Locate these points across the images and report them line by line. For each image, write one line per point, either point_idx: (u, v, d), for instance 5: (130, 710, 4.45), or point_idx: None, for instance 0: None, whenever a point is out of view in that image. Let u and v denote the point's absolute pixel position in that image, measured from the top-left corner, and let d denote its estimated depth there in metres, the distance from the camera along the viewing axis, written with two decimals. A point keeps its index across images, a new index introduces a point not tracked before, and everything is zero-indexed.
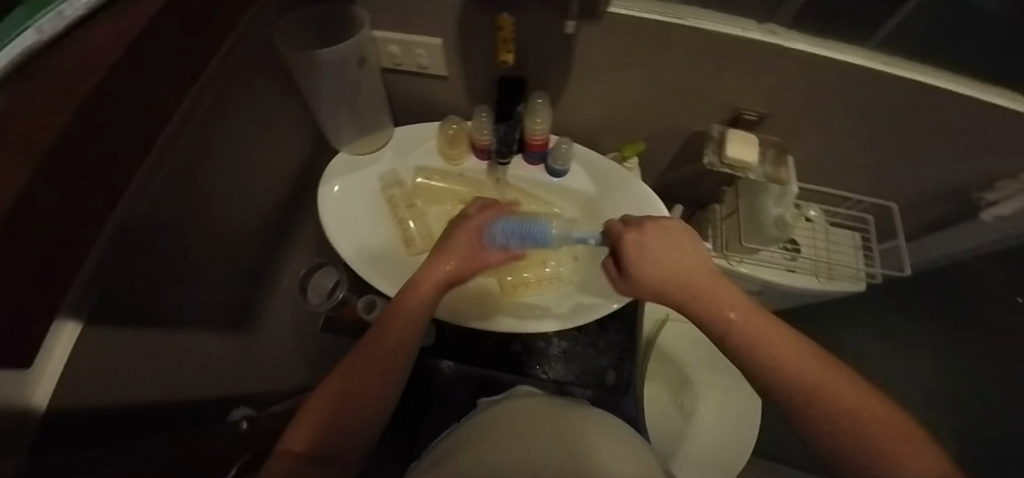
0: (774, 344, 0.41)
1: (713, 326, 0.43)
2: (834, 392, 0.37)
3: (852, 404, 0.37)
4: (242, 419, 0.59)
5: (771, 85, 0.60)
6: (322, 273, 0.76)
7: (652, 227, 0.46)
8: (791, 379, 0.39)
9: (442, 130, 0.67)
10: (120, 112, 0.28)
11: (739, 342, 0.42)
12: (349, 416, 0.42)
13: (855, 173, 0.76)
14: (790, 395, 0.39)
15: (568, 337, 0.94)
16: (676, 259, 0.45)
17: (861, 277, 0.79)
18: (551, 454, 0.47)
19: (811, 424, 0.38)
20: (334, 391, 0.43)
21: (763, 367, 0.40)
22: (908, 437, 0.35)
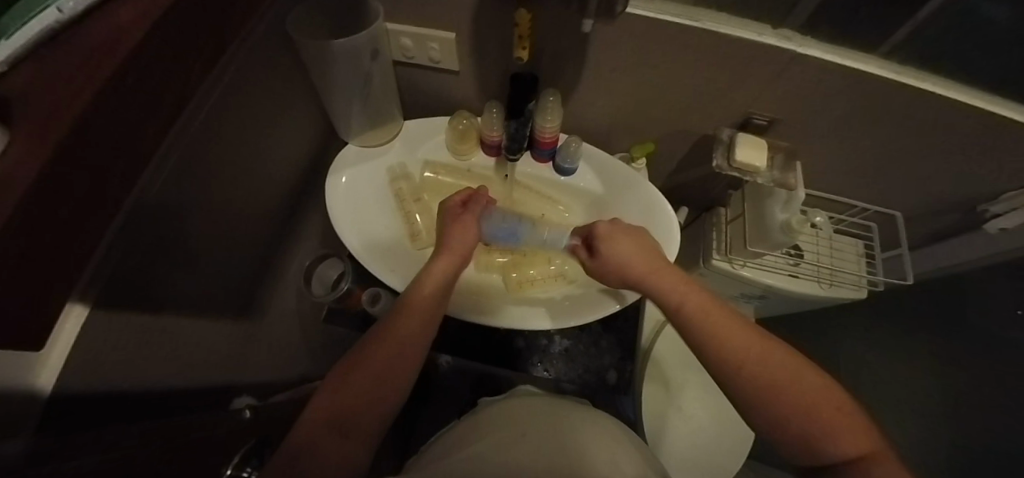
0: (718, 320, 0.44)
1: (668, 306, 0.48)
2: (770, 364, 0.40)
3: (796, 384, 0.38)
4: (245, 408, 0.57)
5: (783, 90, 0.60)
6: (327, 263, 0.76)
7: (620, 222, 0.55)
8: (729, 350, 0.42)
9: (451, 125, 0.67)
10: (140, 95, 0.28)
11: (686, 316, 0.46)
12: (371, 394, 0.42)
13: (861, 181, 0.76)
14: (727, 364, 0.41)
15: (571, 336, 0.97)
16: (637, 247, 0.53)
17: (863, 284, 0.80)
18: (545, 455, 0.46)
19: (748, 395, 0.40)
20: (353, 369, 0.43)
21: (707, 339, 0.43)
22: (839, 413, 0.37)
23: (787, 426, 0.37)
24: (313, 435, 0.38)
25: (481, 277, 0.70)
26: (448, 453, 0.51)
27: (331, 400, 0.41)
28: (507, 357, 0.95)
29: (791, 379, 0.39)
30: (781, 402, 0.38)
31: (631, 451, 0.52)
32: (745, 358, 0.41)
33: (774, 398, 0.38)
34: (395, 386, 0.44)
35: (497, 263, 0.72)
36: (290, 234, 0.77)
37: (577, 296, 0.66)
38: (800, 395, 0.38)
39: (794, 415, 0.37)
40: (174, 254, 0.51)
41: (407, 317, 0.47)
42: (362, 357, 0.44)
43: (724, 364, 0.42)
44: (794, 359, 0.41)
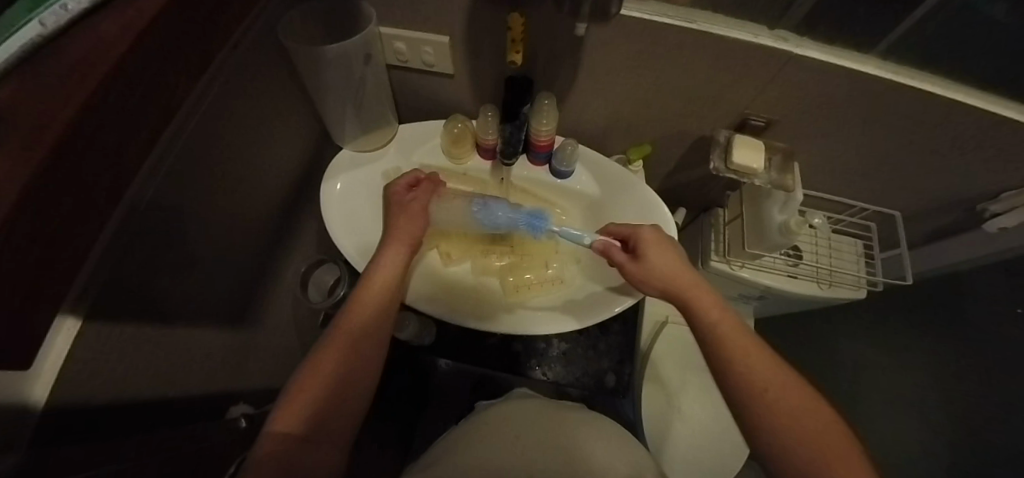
0: (752, 352, 0.45)
1: (703, 328, 0.48)
2: (796, 407, 0.41)
3: (815, 428, 0.40)
4: (241, 417, 0.61)
5: (779, 92, 0.59)
6: (323, 269, 0.76)
7: (655, 232, 0.54)
8: (760, 384, 0.43)
9: (446, 129, 0.66)
10: (125, 107, 0.28)
11: (725, 341, 0.46)
12: (336, 394, 0.42)
13: (859, 181, 0.76)
14: (753, 400, 0.43)
15: (569, 339, 0.98)
16: (675, 259, 0.52)
17: (862, 284, 0.79)
18: (538, 459, 0.46)
19: (771, 430, 0.41)
20: (314, 373, 0.43)
21: (738, 368, 0.44)
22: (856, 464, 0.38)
23: (799, 467, 0.39)
24: (282, 443, 0.38)
25: (479, 281, 0.70)
26: (444, 453, 0.51)
27: (296, 407, 0.41)
28: (507, 360, 0.95)
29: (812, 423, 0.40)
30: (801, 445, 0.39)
31: (629, 450, 0.52)
32: (772, 397, 0.42)
33: (794, 438, 0.40)
34: (358, 382, 0.44)
35: (494, 266, 0.70)
36: (285, 240, 0.77)
37: (577, 300, 0.67)
38: (819, 439, 0.39)
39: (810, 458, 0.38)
40: (169, 263, 0.51)
41: (361, 312, 0.47)
42: (323, 360, 0.43)
43: (748, 397, 0.43)
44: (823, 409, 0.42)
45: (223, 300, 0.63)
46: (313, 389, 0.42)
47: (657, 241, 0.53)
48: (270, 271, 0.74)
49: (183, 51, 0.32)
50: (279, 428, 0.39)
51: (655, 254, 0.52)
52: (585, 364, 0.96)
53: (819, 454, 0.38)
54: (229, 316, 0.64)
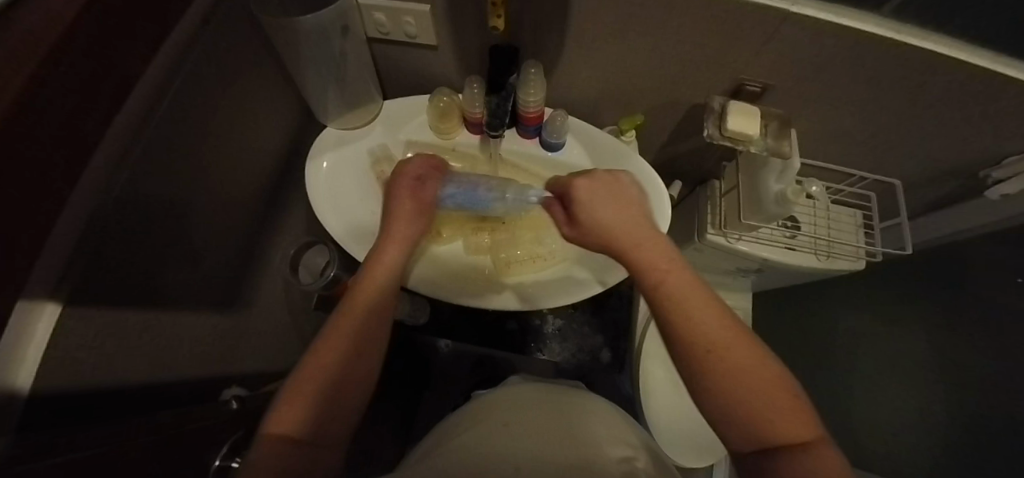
0: (692, 301, 0.39)
1: (647, 282, 0.41)
2: (732, 359, 0.36)
3: (764, 382, 0.35)
4: (233, 399, 0.59)
5: (775, 56, 0.56)
6: (313, 252, 0.78)
7: (590, 182, 0.47)
8: (697, 337, 0.37)
9: (432, 103, 0.64)
10: (77, 78, 0.27)
11: (661, 298, 0.40)
12: (337, 393, 0.39)
13: (861, 148, 0.74)
14: (693, 353, 0.37)
15: (564, 315, 0.99)
16: (619, 214, 0.46)
17: (862, 255, 0.78)
18: (518, 445, 0.44)
19: (712, 385, 0.36)
20: (313, 374, 0.38)
21: (674, 326, 0.38)
22: (794, 407, 0.34)
23: (741, 424, 0.34)
24: (286, 448, 0.34)
25: (471, 259, 0.69)
26: (436, 445, 0.49)
27: (299, 406, 0.36)
28: (505, 339, 0.97)
29: (755, 377, 0.35)
30: (742, 400, 0.34)
31: (621, 435, 0.51)
32: (719, 351, 0.36)
33: (729, 394, 0.35)
34: (358, 380, 0.41)
35: (485, 244, 0.69)
36: (273, 222, 0.76)
37: (570, 274, 0.66)
38: (756, 388, 0.34)
39: (743, 413, 0.34)
40: (155, 247, 0.51)
41: (361, 307, 0.43)
42: (321, 357, 0.39)
43: (685, 349, 0.37)
44: (765, 356, 0.37)
45: (211, 283, 0.62)
46: (308, 384, 0.37)
47: (604, 187, 0.47)
48: (258, 255, 0.74)
49: (132, 22, 0.31)
50: (280, 431, 0.34)
51: (604, 205, 0.46)
52: (581, 340, 0.99)
53: (753, 407, 0.34)
54: (218, 299, 0.64)
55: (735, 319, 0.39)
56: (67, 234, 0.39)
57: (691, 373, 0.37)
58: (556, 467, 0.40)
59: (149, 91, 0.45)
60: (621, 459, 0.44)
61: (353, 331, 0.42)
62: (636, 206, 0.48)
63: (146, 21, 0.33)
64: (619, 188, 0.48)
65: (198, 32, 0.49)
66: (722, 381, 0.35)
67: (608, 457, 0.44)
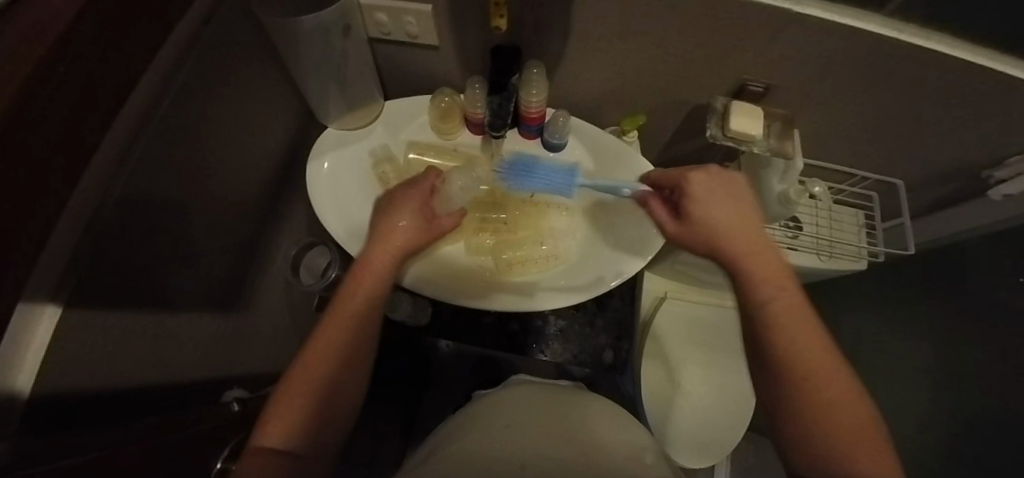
0: (797, 326, 0.42)
1: (753, 290, 0.44)
2: (829, 385, 0.39)
3: (852, 413, 0.38)
4: (234, 401, 0.59)
5: (778, 56, 0.56)
6: (315, 252, 0.78)
7: (698, 174, 0.49)
8: (792, 360, 0.41)
9: (434, 104, 0.64)
10: (79, 79, 0.27)
11: (766, 309, 0.43)
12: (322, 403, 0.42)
13: (862, 148, 0.74)
14: (789, 374, 0.40)
15: (566, 316, 0.98)
16: (727, 213, 0.47)
17: (864, 255, 0.78)
18: (521, 443, 0.44)
19: (800, 406, 0.39)
20: (301, 385, 0.41)
21: (771, 343, 0.42)
22: (873, 439, 0.37)
23: (819, 447, 0.38)
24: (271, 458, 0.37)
25: (472, 260, 0.68)
26: (439, 447, 0.48)
27: (285, 419, 0.39)
28: (507, 340, 0.97)
29: (842, 407, 0.38)
30: (818, 422, 0.38)
31: (625, 435, 0.51)
32: (812, 376, 0.40)
33: (819, 423, 0.38)
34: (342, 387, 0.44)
35: (487, 245, 0.69)
36: (274, 224, 0.76)
37: (572, 275, 0.66)
38: (843, 420, 0.38)
39: (830, 436, 0.38)
40: (156, 247, 0.50)
41: (350, 320, 0.46)
42: (308, 368, 0.42)
43: (781, 368, 0.41)
44: (852, 388, 0.40)
45: (212, 284, 0.62)
46: (296, 393, 0.40)
47: (718, 188, 0.48)
48: (259, 256, 0.74)
49: (133, 23, 0.31)
50: (267, 443, 0.37)
51: (710, 203, 0.48)
52: (583, 340, 0.98)
53: (837, 437, 0.37)
54: (219, 301, 0.64)
55: (834, 349, 0.42)
56: (67, 235, 0.39)
57: (781, 385, 0.41)
58: (560, 467, 0.40)
59: (151, 92, 0.44)
60: (625, 459, 0.44)
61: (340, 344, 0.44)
62: (745, 207, 0.48)
63: (147, 21, 0.33)
64: (727, 183, 0.49)
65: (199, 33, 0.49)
66: (811, 404, 0.39)
67: (612, 457, 0.43)
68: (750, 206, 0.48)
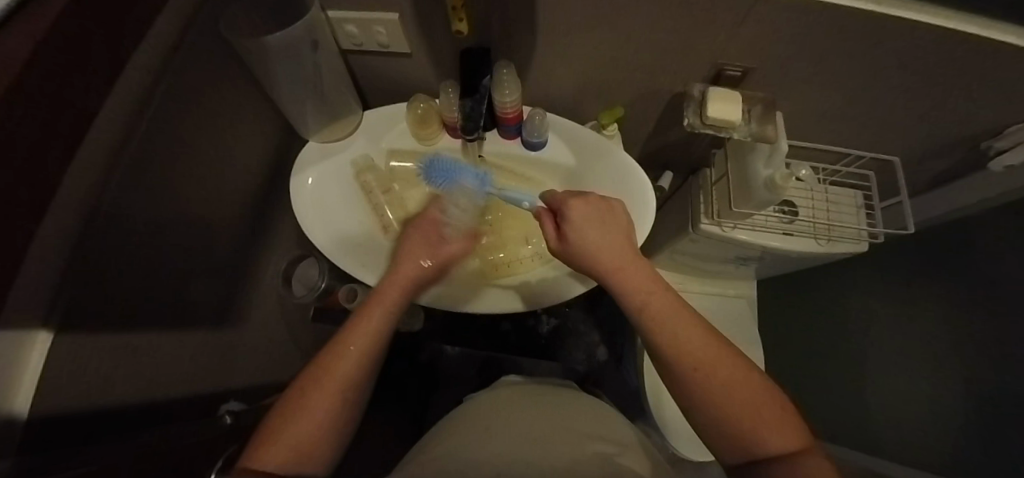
0: (677, 324, 0.42)
1: (630, 304, 0.44)
2: (723, 378, 0.39)
3: (755, 401, 0.37)
4: (227, 414, 0.61)
5: (753, 38, 0.55)
6: (307, 264, 0.84)
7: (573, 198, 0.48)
8: (693, 358, 0.40)
9: (410, 111, 0.64)
10: (41, 120, 0.28)
11: (648, 318, 0.43)
12: (327, 426, 0.40)
13: (853, 126, 0.72)
14: (688, 374, 0.40)
15: (558, 314, 1.02)
16: (598, 229, 0.47)
17: (863, 237, 0.76)
18: (499, 446, 0.43)
19: (707, 407, 0.39)
20: (299, 410, 0.39)
21: (664, 347, 0.41)
22: (778, 415, 0.37)
23: (733, 440, 0.37)
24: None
25: (460, 264, 0.67)
26: (423, 450, 0.48)
27: (283, 441, 0.37)
28: (507, 343, 0.99)
29: (744, 395, 0.38)
30: (733, 413, 0.37)
31: (607, 427, 0.52)
32: (705, 371, 0.39)
33: (724, 416, 0.38)
34: (348, 411, 0.42)
35: (473, 248, 0.68)
36: (262, 238, 0.78)
37: (559, 275, 0.65)
38: (746, 404, 0.37)
39: (743, 424, 0.37)
40: (142, 267, 0.51)
41: (362, 335, 0.44)
42: (315, 389, 0.40)
43: (675, 369, 0.41)
44: (750, 371, 0.40)
45: (202, 301, 0.63)
46: (303, 417, 0.39)
47: (595, 205, 0.48)
48: (249, 271, 0.75)
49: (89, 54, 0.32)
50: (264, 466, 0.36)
51: (586, 221, 0.47)
52: (577, 337, 1.02)
53: (747, 422, 0.37)
54: (211, 318, 0.65)
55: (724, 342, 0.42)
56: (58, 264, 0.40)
57: (682, 385, 0.40)
58: (544, 462, 0.40)
59: (126, 117, 0.45)
60: (606, 451, 0.44)
61: (343, 365, 0.42)
62: (615, 219, 0.48)
63: (102, 51, 0.34)
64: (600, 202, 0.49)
65: (172, 58, 0.50)
66: (713, 400, 0.38)
67: (594, 451, 0.44)
68: (617, 214, 0.49)
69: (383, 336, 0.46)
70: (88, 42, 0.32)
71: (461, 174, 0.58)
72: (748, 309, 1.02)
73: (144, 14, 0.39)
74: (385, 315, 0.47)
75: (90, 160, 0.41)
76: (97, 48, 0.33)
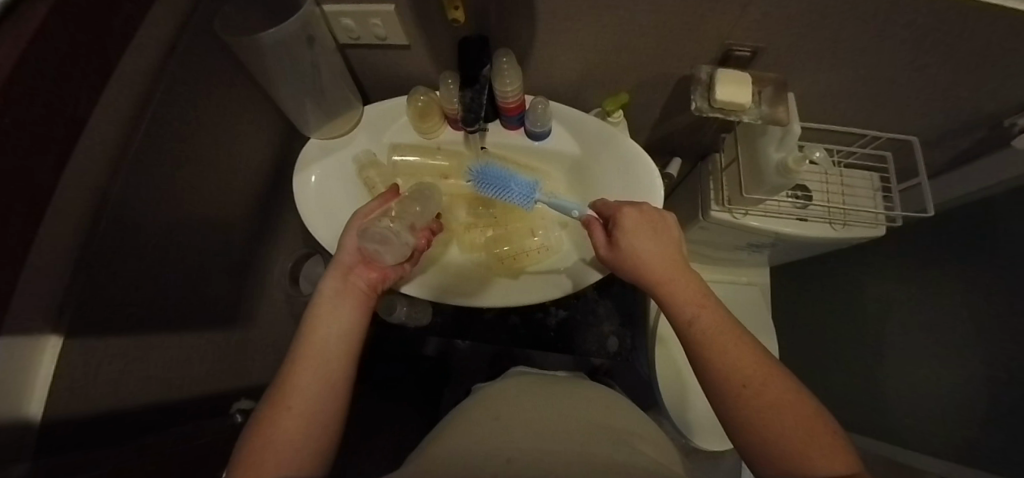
0: (727, 341, 0.43)
1: (678, 315, 0.47)
2: (770, 394, 0.39)
3: (801, 421, 0.38)
4: (238, 412, 0.65)
5: (760, 18, 0.53)
6: (311, 262, 0.84)
7: (629, 210, 0.51)
8: (737, 371, 0.41)
9: (410, 104, 0.62)
10: (31, 131, 0.28)
11: (695, 332, 0.45)
12: (297, 443, 0.38)
13: (870, 105, 0.69)
14: (731, 386, 0.41)
15: (567, 305, 1.00)
16: (650, 240, 0.50)
17: (881, 221, 0.74)
18: (512, 438, 0.42)
19: (750, 419, 0.39)
20: (264, 435, 0.38)
21: (709, 353, 0.43)
22: (828, 440, 0.37)
23: (775, 455, 0.37)
24: None
25: (466, 258, 0.67)
26: (431, 443, 0.47)
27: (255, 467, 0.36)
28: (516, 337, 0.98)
29: (791, 414, 0.38)
30: (780, 429, 0.38)
31: (617, 413, 0.51)
32: (751, 384, 0.40)
33: (768, 429, 0.38)
34: (318, 423, 0.40)
35: (480, 241, 0.67)
36: (269, 237, 0.78)
37: (566, 267, 0.64)
38: (793, 422, 0.38)
39: (789, 441, 0.37)
40: (151, 270, 0.52)
41: (311, 348, 0.43)
42: (275, 412, 0.39)
43: (720, 380, 0.42)
44: (798, 392, 0.40)
45: (211, 301, 0.64)
46: (273, 439, 0.37)
47: (646, 219, 0.51)
48: (257, 271, 0.76)
49: (76, 60, 0.32)
50: None
51: (638, 233, 0.50)
52: (588, 329, 1.00)
53: (793, 441, 0.37)
54: (222, 319, 0.66)
55: (773, 362, 0.43)
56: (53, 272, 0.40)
57: (724, 396, 0.42)
58: (552, 454, 0.39)
59: (121, 121, 0.45)
60: (615, 438, 0.44)
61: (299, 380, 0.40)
62: (669, 235, 0.51)
63: (90, 60, 0.33)
64: (653, 216, 0.52)
65: (169, 61, 0.50)
66: (757, 412, 0.39)
67: (602, 437, 0.43)
68: (669, 229, 0.52)
69: (334, 341, 0.44)
70: (75, 49, 0.31)
71: (510, 185, 0.57)
72: (761, 297, 1.00)
73: (132, 19, 0.39)
74: (331, 318, 0.45)
75: (86, 166, 0.41)
76: (84, 56, 0.33)
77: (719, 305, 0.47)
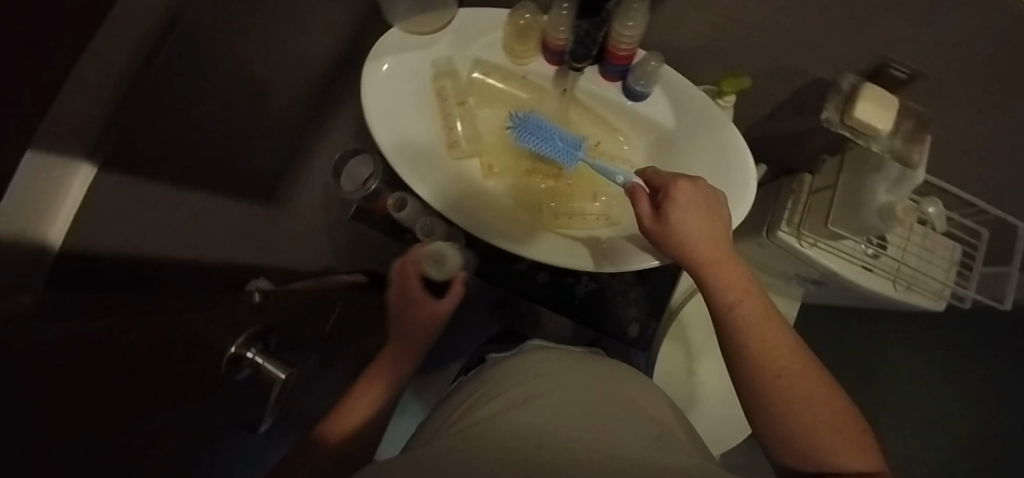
0: (765, 331, 0.41)
1: (718, 300, 0.43)
2: (800, 386, 0.38)
3: (830, 416, 0.37)
4: (256, 292, 0.55)
5: (939, 41, 0.45)
6: (358, 160, 0.74)
7: (683, 180, 0.46)
8: (770, 362, 0.39)
9: (511, 19, 0.55)
10: None
11: (735, 319, 0.42)
12: (368, 417, 0.59)
13: (1007, 173, 0.61)
14: (765, 378, 0.39)
15: (599, 279, 0.97)
16: (701, 217, 0.45)
17: (944, 295, 0.70)
18: (543, 416, 0.37)
19: (780, 415, 0.38)
20: (350, 408, 0.58)
21: (747, 340, 0.41)
22: (855, 436, 0.36)
23: (800, 451, 0.37)
24: (330, 452, 0.53)
25: (515, 200, 0.63)
26: (458, 416, 0.44)
27: (346, 423, 0.57)
28: (535, 293, 0.96)
29: (820, 407, 0.37)
30: (811, 426, 0.37)
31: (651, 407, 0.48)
32: (784, 376, 0.39)
33: (800, 424, 0.37)
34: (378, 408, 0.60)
35: (535, 189, 0.64)
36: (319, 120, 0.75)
37: (615, 241, 0.60)
38: (823, 418, 0.37)
39: (819, 439, 0.36)
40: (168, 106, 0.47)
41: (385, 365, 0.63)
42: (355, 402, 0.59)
43: (754, 373, 0.40)
44: (826, 383, 0.39)
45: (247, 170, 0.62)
46: (356, 415, 0.58)
47: (700, 192, 0.46)
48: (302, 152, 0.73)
49: None
50: (333, 436, 0.55)
51: (689, 208, 0.45)
52: (613, 308, 0.97)
53: (824, 435, 0.36)
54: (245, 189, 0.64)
55: (805, 349, 0.41)
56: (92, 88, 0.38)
57: (757, 389, 0.39)
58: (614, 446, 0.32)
59: None
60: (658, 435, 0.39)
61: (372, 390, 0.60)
62: (718, 212, 0.47)
63: None
64: (705, 191, 0.46)
65: None
66: (788, 406, 0.38)
67: (650, 435, 0.39)
68: (720, 207, 0.47)
69: (394, 366, 0.63)
70: None
71: (553, 140, 0.55)
72: None
73: None
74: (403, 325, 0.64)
75: None
76: None
77: (759, 291, 0.44)
